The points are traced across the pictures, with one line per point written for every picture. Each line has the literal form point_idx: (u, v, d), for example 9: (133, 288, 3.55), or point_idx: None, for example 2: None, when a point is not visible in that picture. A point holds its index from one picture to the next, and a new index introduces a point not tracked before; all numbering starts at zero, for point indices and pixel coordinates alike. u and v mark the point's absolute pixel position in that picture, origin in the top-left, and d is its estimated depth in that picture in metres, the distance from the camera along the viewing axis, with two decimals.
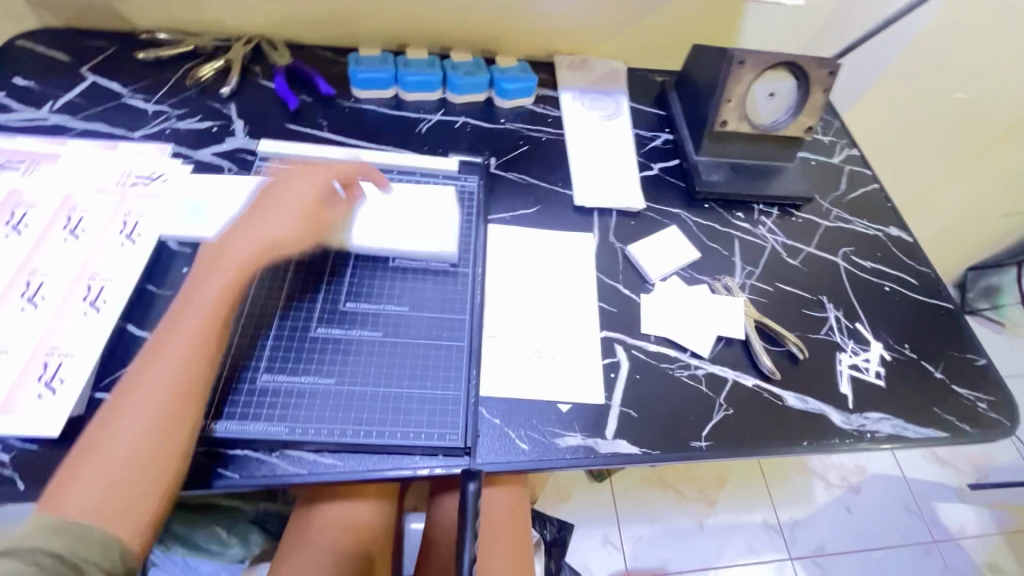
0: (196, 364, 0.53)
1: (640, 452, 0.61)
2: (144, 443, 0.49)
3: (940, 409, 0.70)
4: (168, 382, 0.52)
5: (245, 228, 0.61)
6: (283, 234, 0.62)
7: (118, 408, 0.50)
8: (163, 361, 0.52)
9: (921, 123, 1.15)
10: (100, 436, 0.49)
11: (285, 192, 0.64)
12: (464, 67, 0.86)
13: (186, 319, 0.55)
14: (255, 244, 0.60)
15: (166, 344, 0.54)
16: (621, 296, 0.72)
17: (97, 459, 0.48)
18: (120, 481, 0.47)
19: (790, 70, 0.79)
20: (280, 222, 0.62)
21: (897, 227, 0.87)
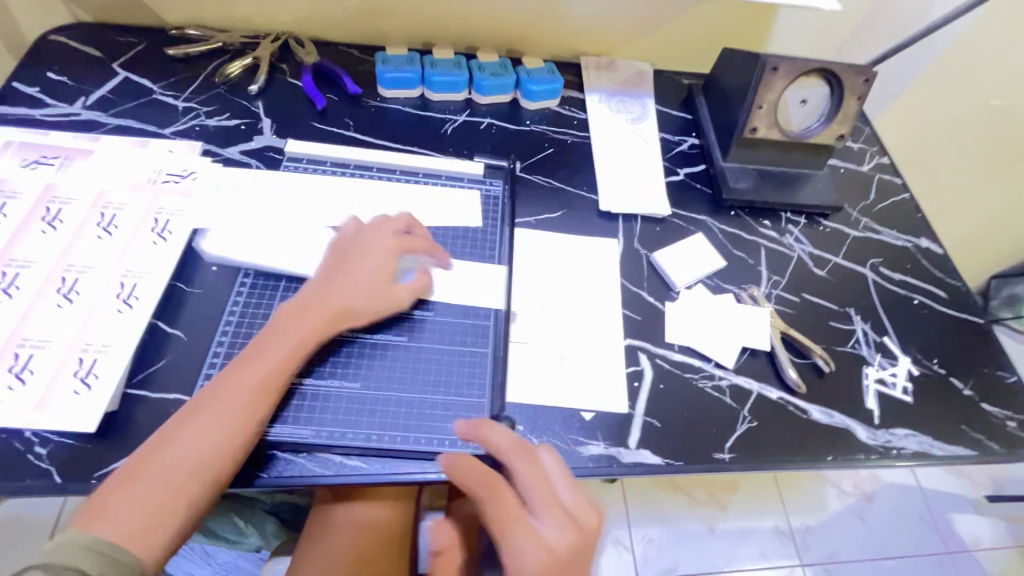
0: (255, 407, 0.52)
1: (663, 462, 0.61)
2: (190, 475, 0.48)
3: (968, 427, 0.69)
4: (233, 415, 0.51)
5: (332, 286, 0.59)
6: (365, 296, 0.59)
7: (178, 427, 0.50)
8: (225, 397, 0.52)
9: (953, 130, 1.12)
10: (150, 459, 0.49)
11: (376, 248, 0.62)
12: (490, 68, 0.86)
13: (258, 362, 0.54)
14: (334, 308, 0.58)
15: (241, 374, 0.53)
16: (645, 304, 0.72)
17: (140, 481, 0.47)
18: (159, 510, 0.47)
19: (824, 77, 0.77)
20: (375, 286, 0.60)
21: (927, 239, 0.85)
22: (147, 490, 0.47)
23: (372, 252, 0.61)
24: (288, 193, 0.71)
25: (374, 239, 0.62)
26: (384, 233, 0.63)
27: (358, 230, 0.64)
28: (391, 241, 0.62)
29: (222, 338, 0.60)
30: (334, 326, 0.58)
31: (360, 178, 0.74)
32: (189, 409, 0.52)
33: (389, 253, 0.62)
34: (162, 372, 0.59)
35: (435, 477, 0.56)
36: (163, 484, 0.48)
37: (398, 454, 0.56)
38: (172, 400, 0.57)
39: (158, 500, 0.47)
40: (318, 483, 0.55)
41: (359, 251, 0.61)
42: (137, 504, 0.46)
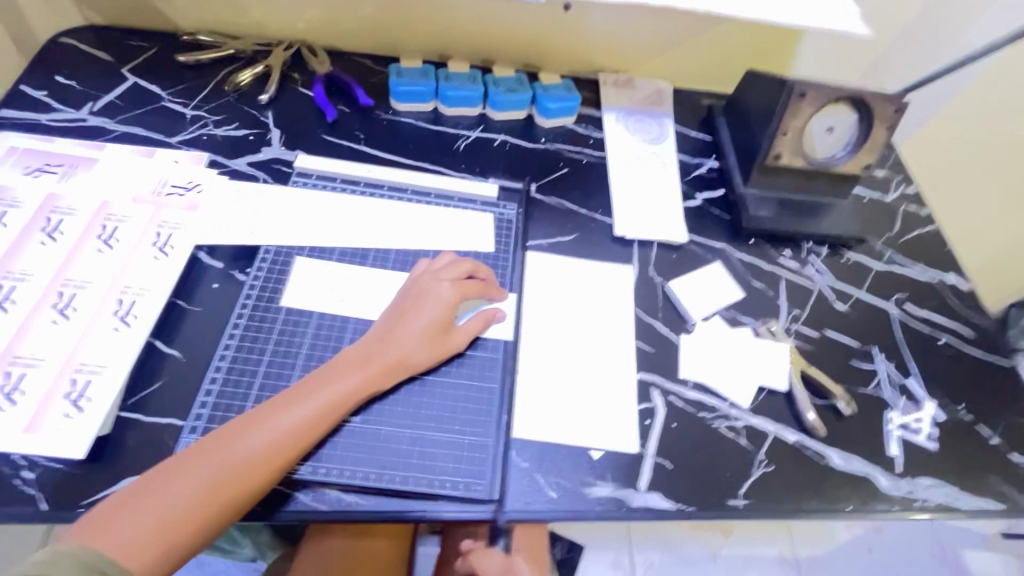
0: (291, 446, 0.50)
1: (674, 507, 0.58)
2: (209, 502, 0.46)
3: (996, 479, 0.65)
4: (263, 447, 0.49)
5: (392, 333, 0.58)
6: (419, 348, 0.58)
7: (205, 449, 0.48)
8: (265, 429, 0.50)
9: (980, 159, 1.09)
10: (173, 478, 0.47)
11: (440, 299, 0.61)
12: (506, 83, 0.84)
13: (306, 399, 0.52)
14: (391, 358, 0.57)
15: (284, 407, 0.51)
16: (659, 336, 0.69)
17: (157, 501, 0.45)
18: (169, 534, 0.45)
19: (852, 104, 0.73)
20: (431, 340, 0.59)
21: (954, 274, 0.82)
22: (161, 512, 0.45)
23: (434, 301, 0.60)
24: (295, 209, 0.69)
25: (437, 287, 0.61)
26: (446, 284, 0.62)
27: (420, 275, 0.63)
28: (453, 294, 0.61)
29: (219, 362, 0.58)
30: (386, 376, 0.56)
31: (369, 195, 0.72)
32: (223, 432, 0.50)
33: (451, 308, 0.61)
34: (158, 394, 0.57)
35: (435, 518, 0.54)
36: (179, 507, 0.46)
37: (398, 493, 0.54)
38: (166, 424, 0.55)
39: (170, 523, 0.45)
40: (314, 519, 0.52)
41: (421, 300, 0.60)
42: (149, 524, 0.44)
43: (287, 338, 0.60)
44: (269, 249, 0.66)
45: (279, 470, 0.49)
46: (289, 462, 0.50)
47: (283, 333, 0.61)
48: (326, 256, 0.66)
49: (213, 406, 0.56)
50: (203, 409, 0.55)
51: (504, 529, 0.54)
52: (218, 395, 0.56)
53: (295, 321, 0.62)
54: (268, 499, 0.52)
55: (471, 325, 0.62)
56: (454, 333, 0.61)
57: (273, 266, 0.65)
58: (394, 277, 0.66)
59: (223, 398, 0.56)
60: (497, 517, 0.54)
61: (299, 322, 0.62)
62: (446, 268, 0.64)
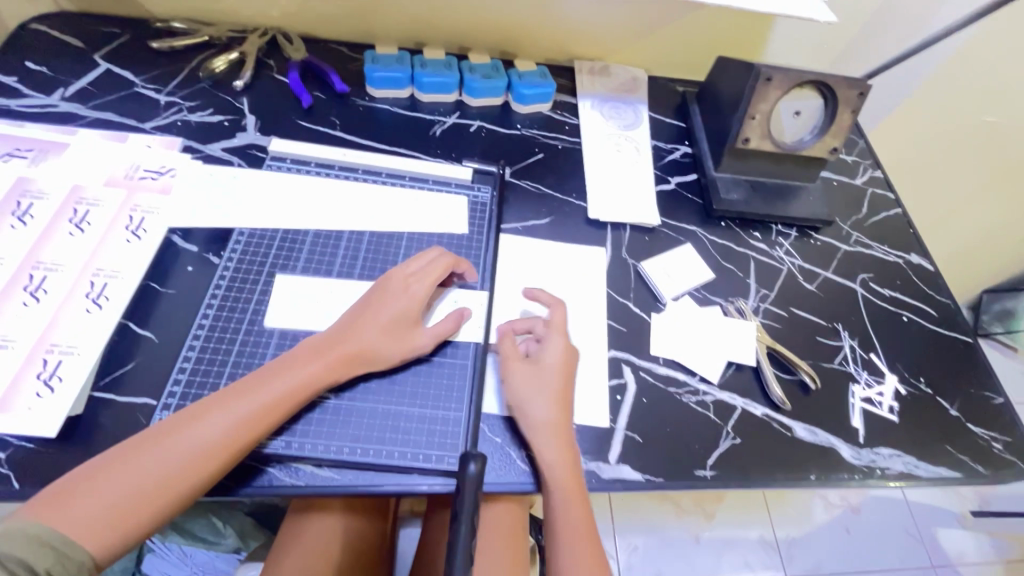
0: (250, 430, 0.50)
1: (643, 478, 0.60)
2: (168, 483, 0.47)
3: (954, 448, 0.68)
4: (224, 430, 0.49)
5: (356, 326, 0.58)
6: (383, 341, 0.58)
7: (166, 431, 0.49)
8: (225, 412, 0.50)
9: (947, 146, 1.12)
10: (133, 458, 0.47)
11: (407, 294, 0.61)
12: (481, 70, 0.84)
13: (268, 385, 0.53)
14: (355, 349, 0.57)
15: (246, 392, 0.52)
16: (631, 314, 0.70)
17: (115, 481, 0.45)
18: (125, 514, 0.45)
19: (817, 88, 0.75)
20: (397, 334, 0.59)
21: (918, 255, 0.84)
22: (119, 491, 0.45)
23: (402, 296, 0.60)
24: (270, 193, 0.69)
25: (405, 285, 0.61)
26: (417, 280, 0.62)
27: (390, 269, 0.63)
28: (422, 291, 0.61)
29: (193, 343, 0.58)
30: (349, 366, 0.56)
31: (345, 179, 0.73)
32: (186, 414, 0.50)
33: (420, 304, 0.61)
34: (131, 375, 0.57)
35: (408, 490, 0.55)
36: (135, 486, 0.46)
37: (371, 466, 0.55)
38: (139, 404, 0.55)
39: (127, 503, 0.45)
40: (288, 494, 0.53)
41: (389, 294, 0.60)
42: (106, 503, 0.45)
43: (261, 319, 0.61)
44: (244, 233, 0.66)
45: (238, 451, 0.50)
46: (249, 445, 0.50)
47: (257, 313, 0.61)
48: (301, 239, 0.67)
49: (185, 384, 0.56)
50: (176, 387, 0.56)
51: (474, 473, 0.48)
52: (191, 374, 0.57)
53: (270, 301, 0.62)
54: (241, 474, 0.53)
55: (442, 324, 0.61)
56: (423, 332, 0.60)
57: (247, 249, 0.65)
58: (369, 259, 0.67)
59: (196, 376, 0.57)
60: None
61: (274, 304, 0.62)
62: (417, 262, 0.63)
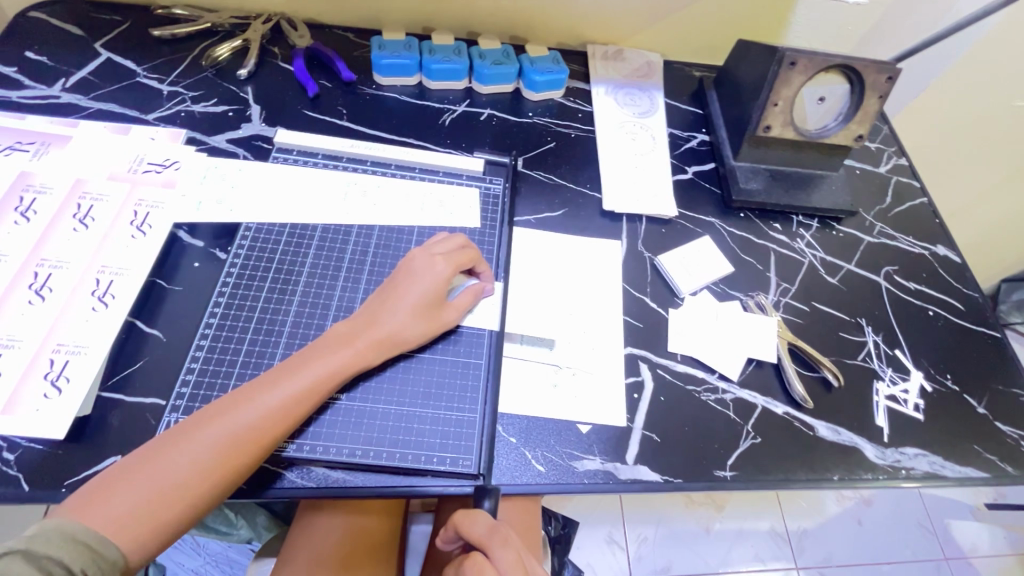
0: (278, 423, 0.49)
1: (661, 479, 0.58)
2: (197, 479, 0.46)
3: (982, 447, 0.66)
4: (251, 423, 0.48)
5: (382, 310, 0.57)
6: (410, 325, 0.57)
7: (194, 426, 0.47)
8: (253, 405, 0.49)
9: (973, 131, 1.08)
10: (162, 454, 0.46)
11: (432, 274, 0.59)
12: (492, 56, 0.82)
13: (295, 374, 0.51)
14: (382, 334, 0.56)
15: (273, 382, 0.51)
16: (647, 310, 0.68)
17: (144, 478, 0.44)
18: (156, 511, 0.44)
19: (844, 72, 0.72)
20: (423, 315, 0.58)
21: (944, 246, 0.81)
22: (149, 489, 0.44)
23: (426, 275, 0.59)
24: (277, 186, 0.68)
25: (425, 262, 0.60)
26: (439, 259, 0.60)
27: (410, 252, 0.61)
28: (445, 269, 0.60)
29: (201, 341, 0.57)
30: (376, 352, 0.55)
31: (352, 170, 0.71)
32: (211, 408, 0.49)
33: (443, 281, 0.59)
34: (139, 375, 0.56)
35: (422, 492, 0.54)
36: (165, 483, 0.45)
37: (383, 468, 0.54)
38: (149, 405, 0.55)
39: (157, 499, 0.44)
40: (300, 496, 0.52)
41: (413, 275, 0.59)
42: (137, 501, 0.43)
43: (269, 317, 0.60)
44: (251, 227, 0.64)
45: (267, 445, 0.49)
46: (277, 437, 0.49)
47: (265, 310, 0.60)
48: (309, 234, 0.65)
49: (194, 384, 0.55)
50: (185, 387, 0.55)
51: (490, 510, 0.52)
52: (200, 374, 0.55)
53: (278, 299, 0.61)
54: (254, 477, 0.52)
55: (462, 298, 0.61)
56: (448, 309, 0.60)
57: (254, 244, 0.63)
58: (381, 238, 0.66)
59: (205, 376, 0.55)
60: (480, 499, 0.53)
61: (283, 301, 0.61)
62: (439, 243, 0.62)
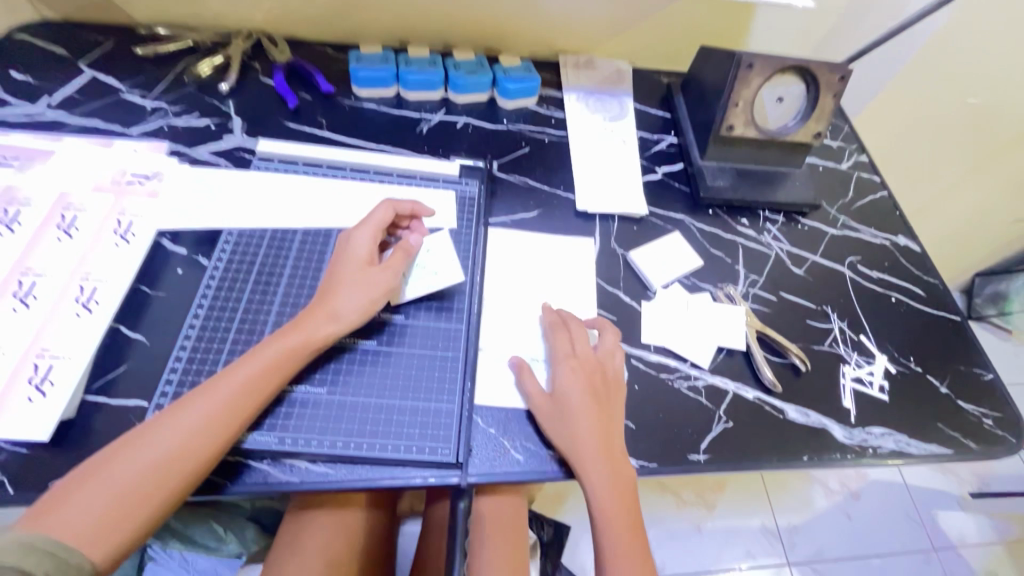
0: (232, 416, 0.50)
1: (636, 465, 0.60)
2: (155, 479, 0.47)
3: (945, 425, 0.68)
4: (202, 419, 0.49)
5: (322, 292, 0.59)
6: (344, 291, 0.58)
7: (147, 429, 0.49)
8: (204, 401, 0.50)
9: (932, 129, 1.12)
10: (117, 458, 0.47)
11: (354, 244, 0.62)
12: (466, 66, 0.85)
13: (243, 365, 0.53)
14: (321, 310, 0.57)
15: (222, 377, 0.52)
16: (621, 304, 0.71)
17: (101, 482, 0.45)
18: (119, 513, 0.45)
19: (799, 73, 0.76)
20: (353, 282, 0.59)
21: (905, 236, 0.85)
22: (108, 493, 0.45)
23: (349, 248, 0.61)
24: (258, 194, 0.70)
25: (347, 238, 0.63)
26: (359, 230, 0.63)
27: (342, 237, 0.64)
28: (366, 236, 0.62)
29: (183, 343, 0.59)
30: (319, 330, 0.56)
31: (332, 177, 0.73)
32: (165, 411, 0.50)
33: (365, 248, 0.61)
34: (122, 378, 0.57)
35: (403, 482, 0.55)
36: (122, 486, 0.46)
37: (364, 460, 0.55)
38: (132, 406, 0.56)
39: (119, 502, 0.45)
40: (284, 490, 0.53)
41: (339, 253, 0.62)
42: (97, 506, 0.44)
43: (251, 317, 0.61)
44: (232, 233, 0.66)
45: (222, 440, 0.50)
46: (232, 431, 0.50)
47: (247, 311, 0.62)
48: (290, 238, 0.67)
49: (178, 383, 0.56)
50: (169, 386, 0.56)
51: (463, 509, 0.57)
52: (183, 373, 0.57)
53: (260, 300, 0.62)
54: (234, 472, 0.53)
55: (391, 259, 0.62)
56: (378, 269, 0.60)
57: (235, 249, 0.65)
58: None
59: (188, 375, 0.57)
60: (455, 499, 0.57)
61: (265, 302, 0.62)
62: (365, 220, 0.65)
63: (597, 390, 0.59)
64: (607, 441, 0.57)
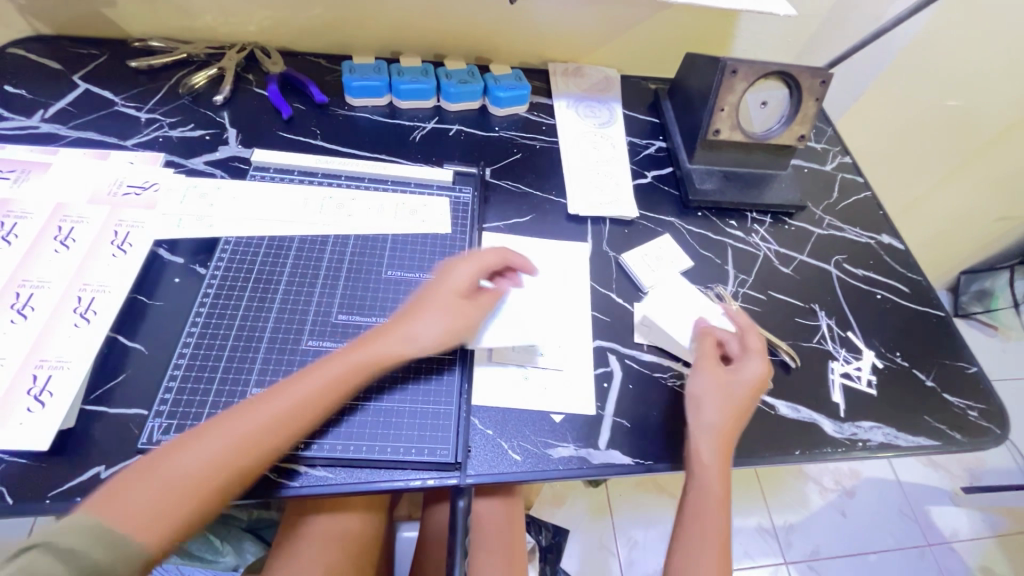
0: (293, 423, 0.51)
1: (632, 462, 0.61)
2: (211, 476, 0.47)
3: (931, 417, 0.70)
4: (266, 421, 0.50)
5: (402, 316, 0.60)
6: (424, 318, 0.59)
7: (213, 425, 0.49)
8: (271, 405, 0.51)
9: (914, 130, 1.15)
10: (179, 451, 0.48)
11: (452, 277, 0.63)
12: (458, 75, 0.86)
13: (314, 373, 0.54)
14: (399, 332, 0.58)
15: (295, 383, 0.53)
16: (614, 305, 0.72)
17: (163, 472, 0.46)
18: (171, 508, 0.45)
19: (782, 79, 0.78)
20: (444, 309, 0.60)
21: (889, 235, 0.87)
22: (167, 485, 0.46)
23: (449, 278, 0.62)
24: (254, 203, 0.71)
25: (454, 266, 0.64)
26: (465, 265, 0.64)
27: (449, 264, 0.65)
28: (466, 271, 0.63)
29: (182, 351, 0.59)
30: (393, 348, 0.57)
31: (327, 185, 0.74)
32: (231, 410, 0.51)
33: (464, 281, 0.63)
34: (122, 386, 0.57)
35: (403, 484, 0.56)
36: (181, 479, 0.46)
37: (365, 463, 0.56)
38: (131, 415, 0.56)
39: (176, 495, 0.46)
40: (284, 495, 0.53)
41: (436, 281, 0.63)
42: (155, 496, 0.45)
43: (249, 324, 0.62)
44: (229, 241, 0.67)
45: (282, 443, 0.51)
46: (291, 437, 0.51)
47: (245, 318, 0.62)
48: (286, 246, 0.68)
49: (177, 391, 0.56)
50: (168, 395, 0.56)
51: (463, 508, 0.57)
52: (182, 380, 0.57)
53: (257, 307, 0.63)
54: None
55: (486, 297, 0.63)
56: (472, 304, 0.61)
57: (232, 257, 0.66)
58: (358, 248, 0.69)
59: (187, 382, 0.57)
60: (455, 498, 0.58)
61: (262, 309, 0.63)
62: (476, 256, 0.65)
63: (744, 407, 0.62)
64: (727, 446, 0.60)
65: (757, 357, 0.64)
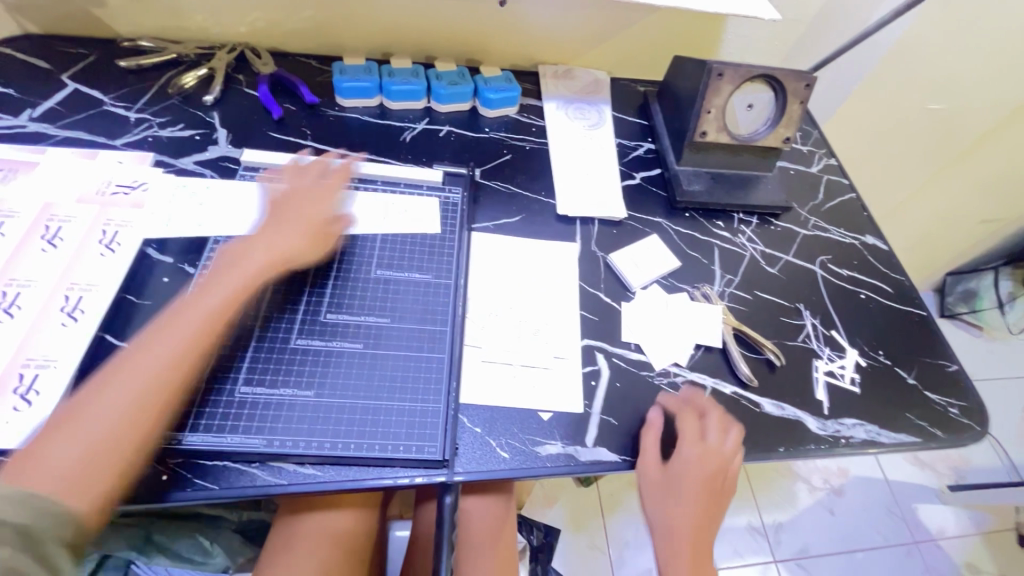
0: (181, 367, 0.54)
1: (619, 459, 0.61)
2: (122, 429, 0.50)
3: (913, 415, 0.71)
4: (147, 374, 0.53)
5: (255, 243, 0.65)
6: (293, 247, 0.65)
7: (99, 388, 0.52)
8: (153, 356, 0.54)
9: (898, 134, 1.17)
10: (80, 415, 0.50)
11: (315, 199, 0.69)
12: (448, 77, 0.87)
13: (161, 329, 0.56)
14: (263, 259, 0.63)
15: (143, 340, 0.55)
16: (602, 304, 0.73)
17: (74, 434, 0.49)
18: (93, 466, 0.48)
19: (767, 82, 0.79)
20: (300, 233, 0.66)
21: (873, 236, 0.88)
22: (81, 445, 0.49)
23: (311, 200, 0.69)
24: (244, 202, 0.71)
25: (307, 191, 0.70)
26: (319, 183, 0.71)
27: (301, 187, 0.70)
28: (319, 192, 0.70)
29: None
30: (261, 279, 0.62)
31: None
32: (110, 372, 0.53)
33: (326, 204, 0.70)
34: None
35: (391, 481, 0.56)
36: (91, 440, 0.49)
37: (354, 460, 0.56)
38: None
39: (89, 455, 0.48)
40: (273, 493, 0.54)
41: (290, 205, 0.68)
42: (72, 455, 0.48)
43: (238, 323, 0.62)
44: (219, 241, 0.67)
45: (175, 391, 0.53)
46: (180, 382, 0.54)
47: None
48: None
49: None
50: None
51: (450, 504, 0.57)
52: None
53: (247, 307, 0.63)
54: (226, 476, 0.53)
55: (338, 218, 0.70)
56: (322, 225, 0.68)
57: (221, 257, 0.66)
58: (347, 248, 0.70)
59: None
60: (441, 494, 0.58)
61: (251, 307, 0.63)
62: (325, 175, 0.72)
63: (716, 482, 0.63)
64: (687, 505, 0.65)
65: (717, 430, 0.63)
